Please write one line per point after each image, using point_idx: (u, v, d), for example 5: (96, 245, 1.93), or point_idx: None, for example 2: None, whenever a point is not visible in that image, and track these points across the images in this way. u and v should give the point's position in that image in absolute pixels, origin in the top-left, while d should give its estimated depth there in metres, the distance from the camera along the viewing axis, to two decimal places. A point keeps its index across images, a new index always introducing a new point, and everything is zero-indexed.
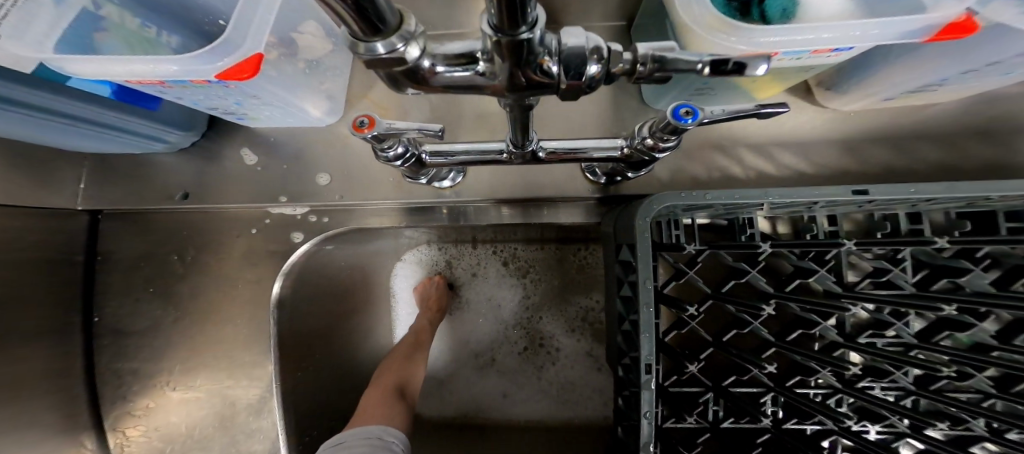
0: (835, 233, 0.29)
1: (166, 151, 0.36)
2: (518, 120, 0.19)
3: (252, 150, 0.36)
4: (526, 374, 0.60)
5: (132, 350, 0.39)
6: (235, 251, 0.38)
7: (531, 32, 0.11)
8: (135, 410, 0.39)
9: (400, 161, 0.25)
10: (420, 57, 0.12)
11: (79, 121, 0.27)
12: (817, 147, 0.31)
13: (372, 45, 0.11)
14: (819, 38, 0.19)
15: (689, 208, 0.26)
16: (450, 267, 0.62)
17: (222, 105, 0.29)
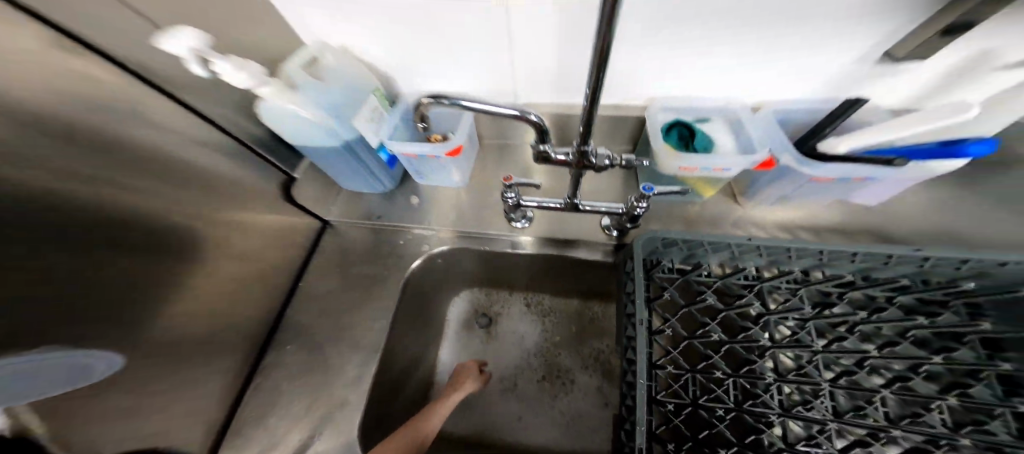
0: (757, 274, 0.48)
1: (372, 191, 0.64)
2: (575, 181, 0.44)
3: (414, 197, 0.64)
4: (543, 404, 0.70)
5: (297, 306, 0.57)
6: (383, 251, 0.61)
7: (588, 145, 0.37)
8: (280, 351, 0.54)
9: (511, 200, 0.49)
10: (550, 151, 0.38)
11: (369, 170, 0.58)
12: (748, 225, 0.52)
13: (539, 144, 0.37)
14: (714, 162, 0.45)
15: (669, 242, 0.47)
16: (493, 308, 0.79)
17: (422, 167, 0.58)
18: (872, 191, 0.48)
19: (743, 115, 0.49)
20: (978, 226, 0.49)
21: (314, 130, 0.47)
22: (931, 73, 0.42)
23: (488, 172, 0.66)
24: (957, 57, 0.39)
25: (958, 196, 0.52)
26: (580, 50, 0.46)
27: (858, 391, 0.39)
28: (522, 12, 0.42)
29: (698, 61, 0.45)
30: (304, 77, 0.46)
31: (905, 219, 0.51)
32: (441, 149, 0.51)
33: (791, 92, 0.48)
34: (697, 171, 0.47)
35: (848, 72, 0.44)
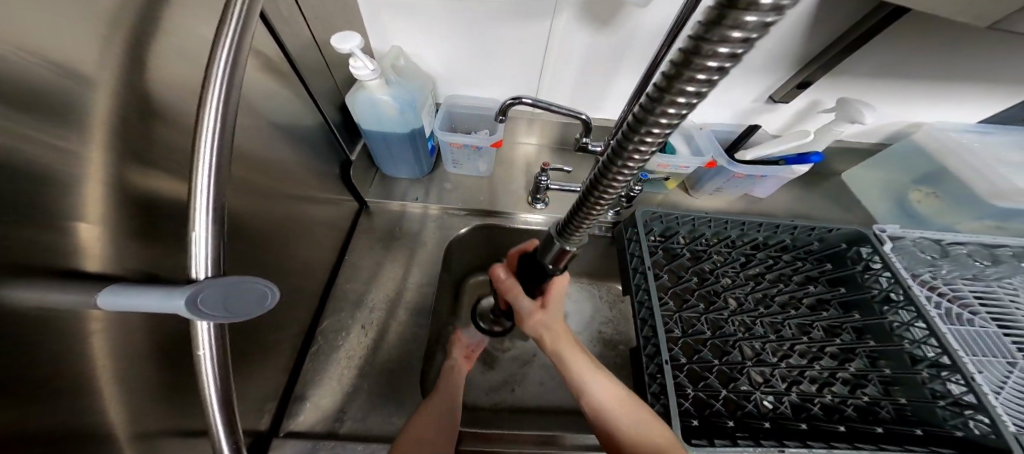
0: (711, 241, 0.66)
1: (409, 177, 0.74)
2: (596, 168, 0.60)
3: (446, 185, 0.75)
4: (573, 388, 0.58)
5: (346, 279, 0.63)
6: (422, 230, 0.70)
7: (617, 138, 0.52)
8: (337, 318, 0.59)
9: (542, 182, 0.65)
10: (587, 142, 0.53)
11: (418, 157, 0.68)
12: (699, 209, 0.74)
13: (583, 136, 0.52)
14: (678, 161, 0.65)
15: (655, 216, 0.63)
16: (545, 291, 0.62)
17: (458, 158, 0.71)
18: (767, 187, 0.73)
19: (695, 131, 0.70)
20: (831, 210, 0.77)
21: (393, 120, 0.57)
22: (791, 111, 0.69)
23: (505, 167, 0.79)
24: (802, 104, 0.67)
25: (819, 192, 0.80)
26: (596, 73, 0.62)
27: (781, 315, 0.57)
28: (561, 39, 0.57)
29: (668, 87, 0.66)
30: (391, 74, 0.56)
31: (792, 205, 0.77)
32: (485, 141, 0.64)
33: (723, 116, 0.71)
34: (668, 168, 0.67)
35: (753, 107, 0.69)
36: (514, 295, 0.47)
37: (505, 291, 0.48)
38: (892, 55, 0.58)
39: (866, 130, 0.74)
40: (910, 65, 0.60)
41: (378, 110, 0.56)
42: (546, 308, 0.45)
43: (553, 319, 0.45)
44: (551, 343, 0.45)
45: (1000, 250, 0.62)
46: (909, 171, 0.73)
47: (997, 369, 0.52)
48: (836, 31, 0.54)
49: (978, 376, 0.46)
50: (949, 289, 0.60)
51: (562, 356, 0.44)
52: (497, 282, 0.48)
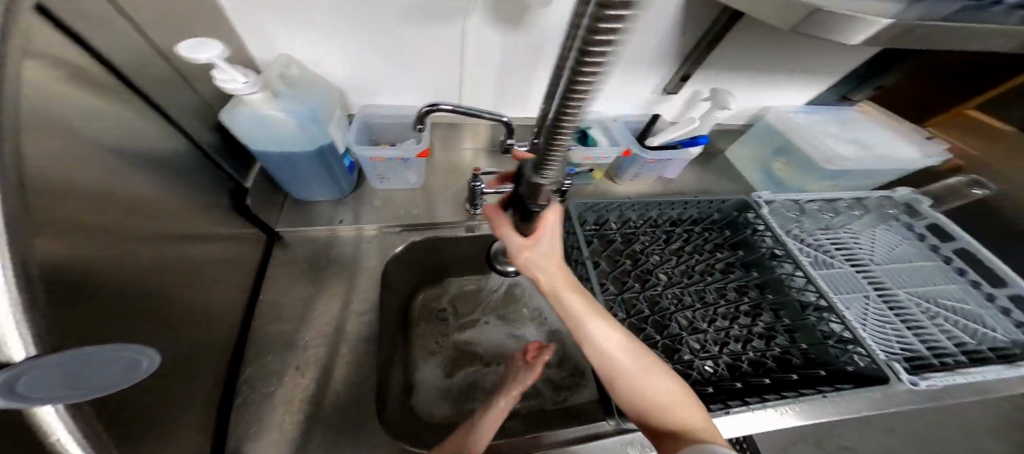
0: (637, 223, 0.72)
1: (329, 197, 0.67)
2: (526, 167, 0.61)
3: (375, 201, 0.70)
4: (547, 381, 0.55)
5: (267, 320, 0.55)
6: (354, 251, 0.64)
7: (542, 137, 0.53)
8: (261, 366, 0.51)
9: (477, 188, 0.64)
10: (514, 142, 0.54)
11: (334, 176, 0.62)
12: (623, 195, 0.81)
13: (509, 138, 0.52)
14: (599, 152, 0.70)
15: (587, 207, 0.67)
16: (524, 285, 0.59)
17: (383, 172, 0.66)
18: (676, 170, 0.83)
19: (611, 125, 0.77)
20: (726, 184, 0.91)
21: (292, 139, 0.51)
22: (680, 99, 0.79)
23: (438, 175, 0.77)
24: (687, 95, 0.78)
25: (715, 169, 0.94)
26: (514, 73, 0.64)
27: (705, 284, 0.65)
28: (474, 40, 0.57)
29: None
30: (283, 89, 0.50)
31: (696, 183, 0.89)
32: (411, 152, 0.61)
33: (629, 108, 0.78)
34: (592, 159, 0.72)
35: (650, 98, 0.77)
36: (501, 227, 0.43)
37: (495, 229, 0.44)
38: (739, 52, 0.70)
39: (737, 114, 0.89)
40: (757, 55, 0.72)
41: (272, 130, 0.49)
42: (530, 242, 0.41)
43: (546, 256, 0.42)
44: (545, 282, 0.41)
45: (840, 202, 0.80)
46: (770, 148, 0.89)
47: (854, 303, 0.68)
48: (701, 25, 0.62)
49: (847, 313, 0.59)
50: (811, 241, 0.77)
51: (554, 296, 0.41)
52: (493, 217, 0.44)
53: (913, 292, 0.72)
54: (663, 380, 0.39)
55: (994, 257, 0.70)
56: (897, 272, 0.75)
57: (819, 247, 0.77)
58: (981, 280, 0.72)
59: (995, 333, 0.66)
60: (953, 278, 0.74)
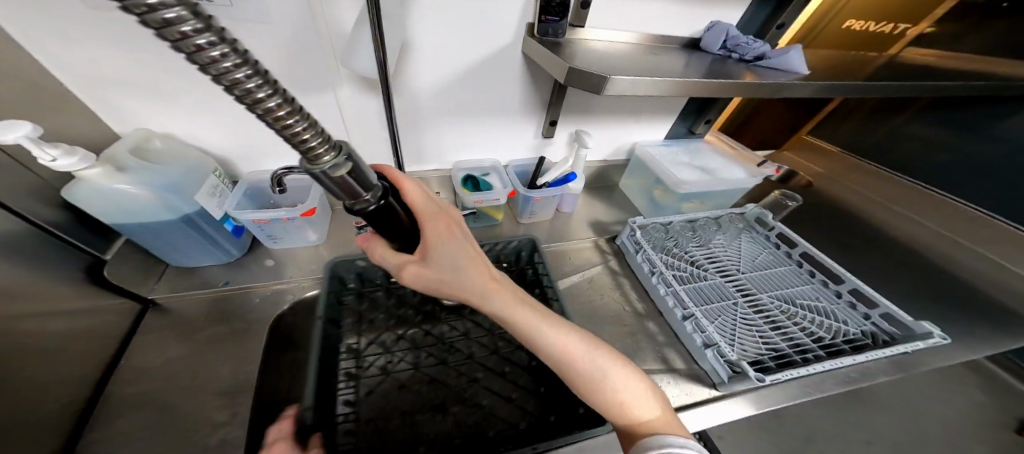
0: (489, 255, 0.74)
1: (217, 261, 0.68)
2: None
3: (270, 259, 0.72)
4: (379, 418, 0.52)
5: (123, 388, 0.52)
6: (238, 308, 0.64)
7: None
8: (103, 439, 0.48)
9: None
10: None
11: (211, 239, 0.65)
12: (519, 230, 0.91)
13: None
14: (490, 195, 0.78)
15: None
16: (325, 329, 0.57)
17: (274, 232, 0.70)
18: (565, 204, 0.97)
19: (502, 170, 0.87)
20: (613, 213, 1.05)
21: (146, 208, 0.55)
22: (560, 140, 0.92)
23: (343, 227, 0.81)
24: (564, 138, 0.91)
25: (603, 202, 1.09)
26: (400, 129, 0.74)
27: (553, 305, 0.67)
28: (353, 106, 0.67)
29: (466, 136, 0.81)
30: (136, 162, 0.55)
31: (585, 215, 1.03)
32: (296, 211, 0.67)
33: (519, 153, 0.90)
34: (485, 202, 0.80)
35: (535, 142, 0.89)
36: (376, 254, 0.50)
37: (382, 260, 0.50)
38: (588, 104, 0.85)
39: (613, 151, 1.05)
40: (612, 104, 0.89)
41: (121, 200, 0.53)
42: (423, 260, 0.47)
43: (440, 271, 0.48)
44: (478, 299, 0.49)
45: (699, 219, 0.99)
46: (643, 177, 1.06)
47: (726, 309, 0.82)
48: (551, 81, 0.76)
49: (703, 321, 0.73)
50: (688, 257, 0.92)
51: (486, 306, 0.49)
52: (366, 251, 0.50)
53: (777, 294, 0.88)
54: (624, 378, 0.47)
55: (827, 259, 0.89)
56: (765, 279, 0.91)
57: (694, 262, 0.92)
58: (829, 280, 0.90)
59: (840, 324, 0.81)
60: (808, 280, 0.91)
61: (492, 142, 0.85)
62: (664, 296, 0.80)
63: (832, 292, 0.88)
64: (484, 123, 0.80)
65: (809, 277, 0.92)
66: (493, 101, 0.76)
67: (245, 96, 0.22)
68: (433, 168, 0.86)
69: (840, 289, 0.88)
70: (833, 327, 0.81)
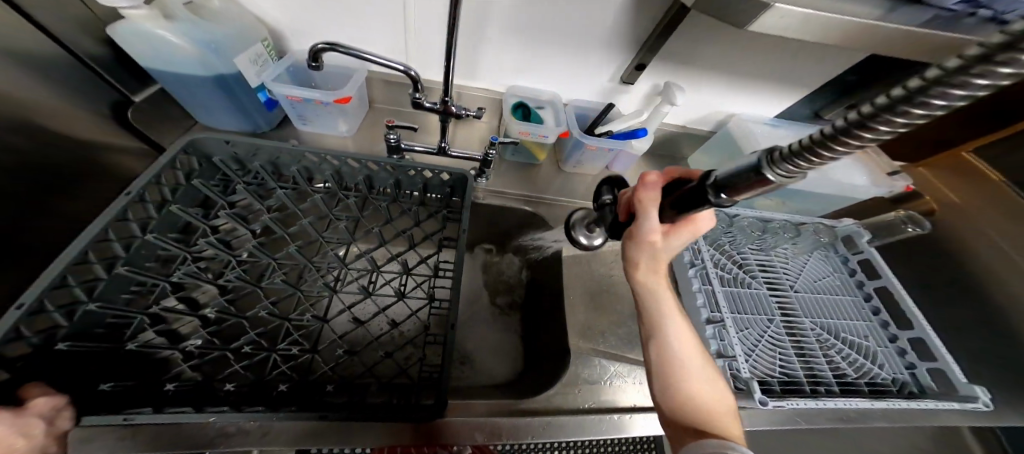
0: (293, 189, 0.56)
1: (246, 129, 0.67)
2: (443, 127, 0.65)
3: (294, 139, 0.70)
4: (289, 318, 0.48)
5: None
6: None
7: (448, 98, 0.58)
8: None
9: (392, 141, 0.63)
10: (421, 99, 0.57)
11: (244, 106, 0.63)
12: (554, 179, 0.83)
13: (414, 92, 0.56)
14: (537, 130, 0.67)
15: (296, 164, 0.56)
16: (285, 229, 0.56)
17: (305, 113, 0.66)
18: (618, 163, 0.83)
19: (560, 106, 0.73)
20: None
21: (186, 59, 0.52)
22: (642, 92, 0.74)
23: (376, 127, 0.76)
24: (644, 88, 0.73)
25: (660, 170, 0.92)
26: (460, 32, 0.62)
27: (348, 282, 0.51)
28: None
29: (532, 59, 0.67)
30: (183, 13, 0.50)
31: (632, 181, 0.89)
32: (330, 95, 0.61)
33: (587, 93, 0.74)
34: (529, 136, 0.69)
35: (613, 86, 0.73)
36: (647, 205, 0.48)
37: (637, 196, 0.50)
38: (697, 47, 0.65)
39: (698, 118, 0.85)
40: (729, 57, 0.68)
41: (161, 47, 0.51)
42: (664, 241, 0.49)
43: (664, 254, 0.51)
44: (642, 271, 0.52)
45: (773, 223, 0.82)
46: (725, 154, 0.84)
47: (758, 322, 0.70)
48: (659, 14, 0.58)
49: (730, 329, 0.64)
50: (739, 257, 0.79)
51: (641, 284, 0.53)
52: (641, 187, 0.49)
53: (821, 322, 0.73)
54: (716, 384, 0.49)
55: (912, 304, 0.71)
56: (815, 302, 0.76)
57: (744, 264, 0.78)
58: (890, 320, 0.74)
59: (876, 368, 0.68)
60: (866, 315, 0.76)
61: (561, 73, 0.70)
62: (694, 292, 0.72)
63: (883, 331, 0.74)
64: (556, 49, 0.65)
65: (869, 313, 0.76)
66: (579, 24, 0.60)
67: (864, 127, 0.19)
68: (485, 87, 0.74)
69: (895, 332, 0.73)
70: (863, 367, 0.69)
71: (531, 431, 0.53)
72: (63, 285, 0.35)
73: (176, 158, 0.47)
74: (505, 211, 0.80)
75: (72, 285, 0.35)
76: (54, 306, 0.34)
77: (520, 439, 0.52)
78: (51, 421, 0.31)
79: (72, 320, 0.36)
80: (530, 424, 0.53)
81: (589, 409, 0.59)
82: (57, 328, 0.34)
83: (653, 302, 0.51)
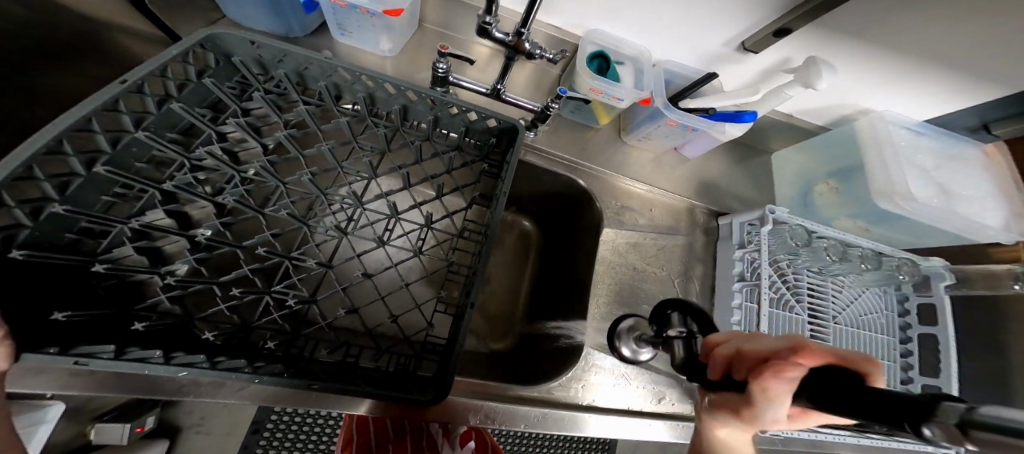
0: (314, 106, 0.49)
1: (277, 31, 0.59)
2: (505, 67, 0.54)
3: (328, 51, 0.61)
4: (288, 256, 0.45)
5: None
6: None
7: (524, 30, 0.46)
8: None
9: (441, 71, 0.53)
10: (492, 26, 0.46)
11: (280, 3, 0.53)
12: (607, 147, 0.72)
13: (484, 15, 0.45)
14: (614, 90, 0.56)
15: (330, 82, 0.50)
16: (300, 150, 0.49)
17: (346, 22, 0.56)
18: (691, 146, 0.71)
19: (647, 64, 0.59)
20: (737, 185, 0.77)
21: None
22: (757, 65, 0.59)
23: (420, 53, 0.66)
24: (767, 62, 0.58)
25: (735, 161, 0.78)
26: None
27: (365, 226, 0.47)
28: None
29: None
30: None
31: (697, 169, 0.76)
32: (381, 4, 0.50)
33: (682, 54, 0.60)
34: (601, 96, 0.58)
35: (723, 52, 0.58)
36: (779, 401, 0.26)
37: (753, 382, 0.27)
38: (868, 16, 0.48)
39: (811, 108, 0.69)
40: (895, 38, 0.51)
41: None
42: (788, 423, 0.29)
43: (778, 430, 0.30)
44: (728, 428, 0.35)
45: (852, 249, 0.68)
46: (834, 161, 0.69)
47: None
48: None
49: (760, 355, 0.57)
50: (792, 277, 0.68)
51: (717, 432, 0.36)
52: (768, 378, 0.26)
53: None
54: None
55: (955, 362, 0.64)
56: (854, 336, 0.68)
57: (793, 285, 0.68)
58: (916, 367, 0.66)
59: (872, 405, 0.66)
60: (893, 356, 0.69)
61: (662, 22, 0.55)
62: (733, 308, 0.63)
63: (900, 373, 0.67)
64: None
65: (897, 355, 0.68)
66: None
67: None
68: (557, 25, 0.61)
69: (914, 377, 0.66)
70: None
71: (525, 418, 0.59)
72: (29, 176, 0.30)
73: (190, 52, 0.40)
74: (542, 172, 0.72)
75: (40, 178, 0.31)
76: (14, 201, 0.29)
77: (514, 424, 0.58)
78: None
79: (36, 220, 0.31)
80: (529, 411, 0.59)
81: (585, 405, 0.62)
82: (17, 230, 0.30)
83: (730, 447, 0.37)
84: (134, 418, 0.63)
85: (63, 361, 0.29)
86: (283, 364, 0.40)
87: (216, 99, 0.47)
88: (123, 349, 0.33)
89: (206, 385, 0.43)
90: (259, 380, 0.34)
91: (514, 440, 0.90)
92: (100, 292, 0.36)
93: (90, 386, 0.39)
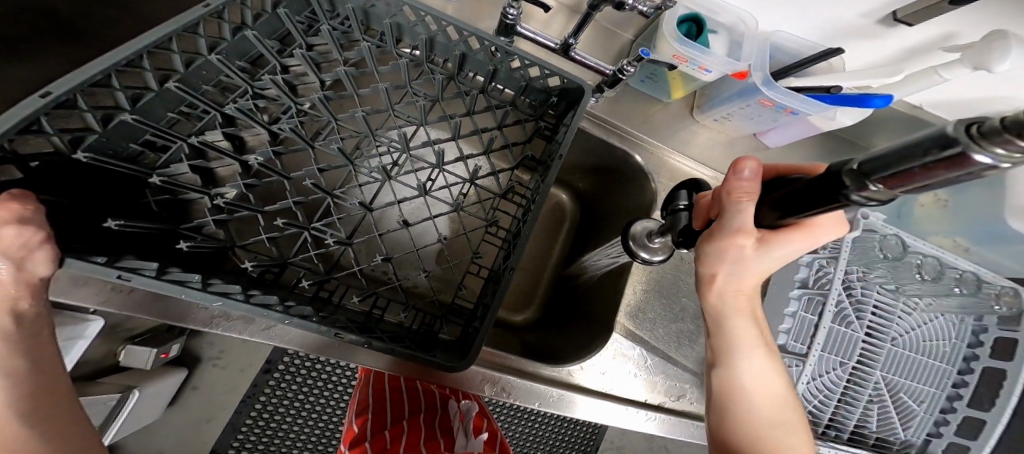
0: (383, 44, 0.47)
1: None
2: (582, 21, 0.47)
3: None
4: (332, 193, 0.44)
5: None
6: None
7: None
8: None
9: (510, 17, 0.48)
10: None
11: None
12: (671, 128, 0.67)
13: None
14: (703, 59, 0.49)
15: (396, 25, 0.46)
16: (356, 89, 0.47)
17: None
18: (778, 132, 0.63)
19: (751, 31, 0.51)
20: None
21: None
22: (902, 41, 0.49)
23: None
24: (922, 37, 0.48)
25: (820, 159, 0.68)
26: None
27: (422, 170, 0.46)
28: None
29: None
30: None
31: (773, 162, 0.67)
32: None
33: (798, 24, 0.51)
34: (685, 64, 0.51)
35: (855, 24, 0.48)
36: (742, 198, 0.28)
37: (721, 190, 0.30)
38: None
39: (949, 100, 0.59)
40: None
41: None
42: (757, 253, 0.30)
43: (750, 272, 0.32)
44: (718, 293, 0.35)
45: (949, 269, 0.60)
46: None
47: (827, 365, 0.60)
48: None
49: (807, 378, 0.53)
50: (860, 296, 0.61)
51: (726, 325, 0.37)
52: (729, 177, 0.29)
53: (889, 379, 0.60)
54: (758, 364, 0.38)
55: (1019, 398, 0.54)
56: (905, 360, 0.60)
57: (859, 304, 0.61)
58: (966, 397, 0.59)
59: (899, 428, 0.61)
60: (940, 384, 0.61)
61: None
62: (784, 315, 0.60)
63: (943, 399, 0.60)
64: None
65: (948, 384, 0.60)
66: None
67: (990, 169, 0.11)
68: None
69: (958, 407, 0.59)
70: (888, 426, 0.61)
71: (542, 396, 0.58)
72: (105, 84, 0.31)
73: None
74: (595, 143, 0.66)
75: (114, 88, 0.31)
76: (86, 106, 0.30)
77: (530, 401, 0.58)
78: (22, 263, 0.27)
79: (106, 127, 0.32)
80: (546, 390, 0.58)
81: (597, 391, 0.61)
82: (86, 134, 0.32)
83: (733, 338, 0.37)
84: (160, 344, 0.66)
85: (106, 272, 0.30)
86: (311, 307, 0.41)
87: (286, 31, 0.45)
88: (164, 268, 0.34)
89: (233, 320, 0.44)
90: (288, 321, 0.36)
91: (509, 415, 0.90)
92: (154, 207, 0.38)
93: (125, 306, 0.41)
